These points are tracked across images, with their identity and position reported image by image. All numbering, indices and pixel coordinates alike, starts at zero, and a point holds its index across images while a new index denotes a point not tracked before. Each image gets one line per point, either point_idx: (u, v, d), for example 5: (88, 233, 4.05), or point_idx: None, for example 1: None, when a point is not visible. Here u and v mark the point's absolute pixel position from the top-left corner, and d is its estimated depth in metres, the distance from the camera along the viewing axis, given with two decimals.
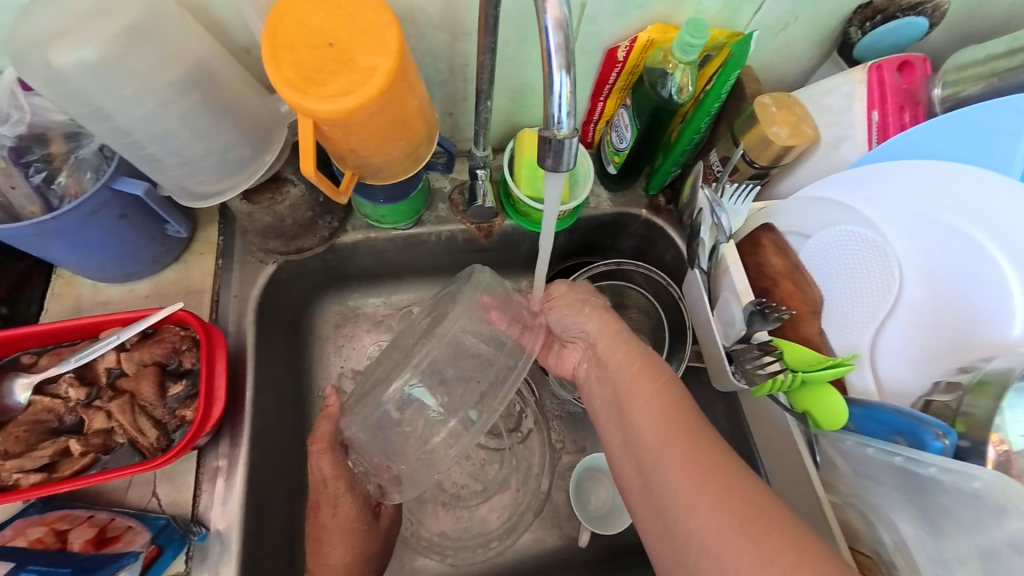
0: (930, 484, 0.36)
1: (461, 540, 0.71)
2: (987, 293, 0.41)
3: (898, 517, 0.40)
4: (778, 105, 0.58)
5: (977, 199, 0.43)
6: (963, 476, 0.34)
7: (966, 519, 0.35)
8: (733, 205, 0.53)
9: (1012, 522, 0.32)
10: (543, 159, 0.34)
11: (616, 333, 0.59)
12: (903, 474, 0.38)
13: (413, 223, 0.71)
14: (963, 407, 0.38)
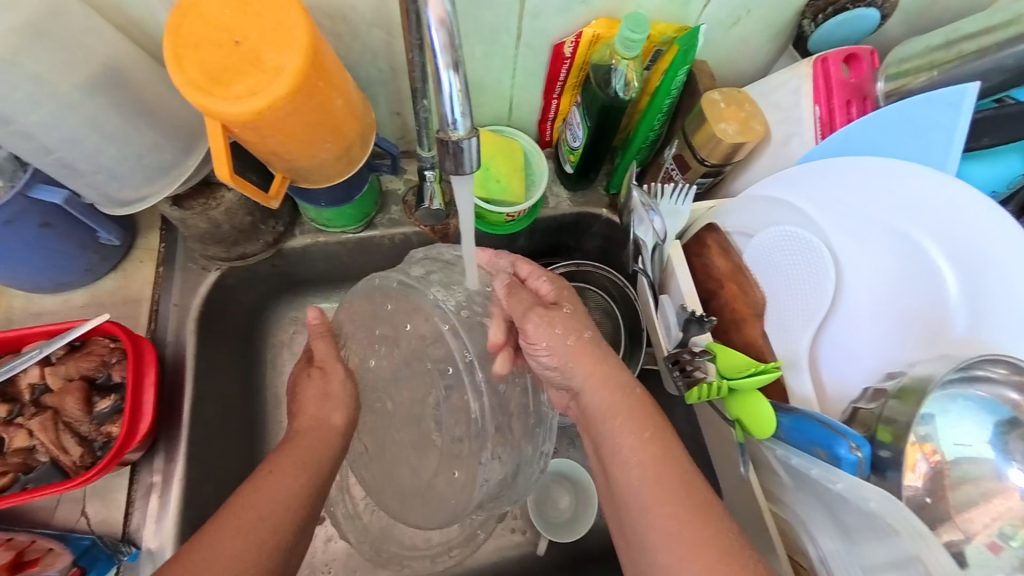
0: (850, 504, 0.34)
1: (420, 550, 0.70)
2: (923, 296, 0.41)
3: (821, 528, 0.39)
4: (727, 101, 0.56)
5: (913, 197, 0.42)
6: (869, 497, 0.32)
7: (875, 536, 0.34)
8: (672, 204, 0.51)
9: (913, 543, 0.31)
10: (442, 162, 0.33)
11: (602, 379, 0.49)
12: (830, 495, 0.36)
13: (364, 226, 0.69)
14: (886, 413, 0.35)
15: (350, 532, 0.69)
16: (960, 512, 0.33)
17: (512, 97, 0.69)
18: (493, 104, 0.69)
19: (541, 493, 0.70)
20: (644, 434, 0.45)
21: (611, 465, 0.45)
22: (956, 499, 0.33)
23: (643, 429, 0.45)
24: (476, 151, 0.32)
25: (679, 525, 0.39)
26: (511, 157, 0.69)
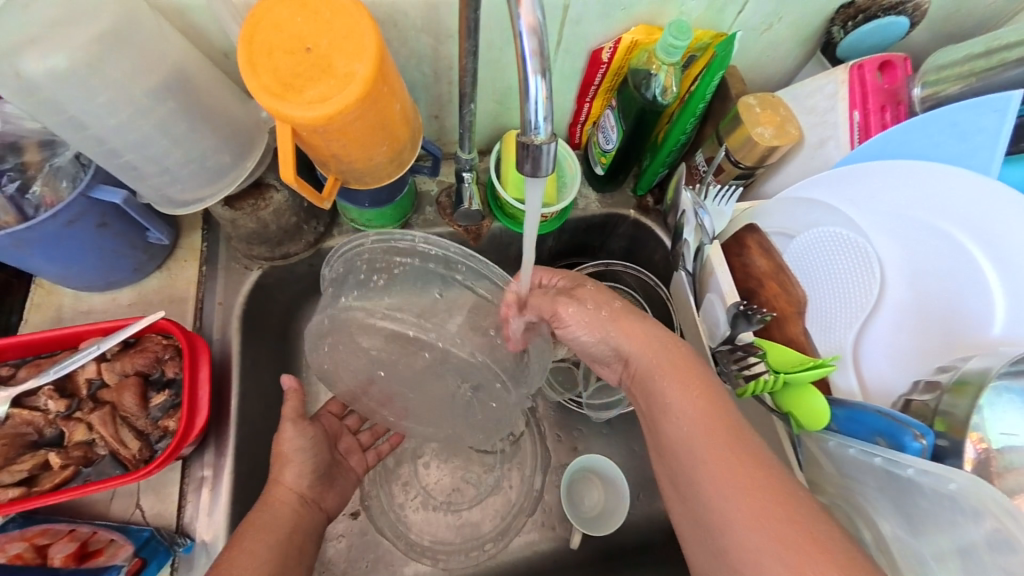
0: (917, 487, 0.36)
1: (453, 544, 0.71)
2: (966, 294, 0.42)
3: (882, 518, 0.40)
4: (763, 105, 0.58)
5: (955, 199, 0.43)
6: (940, 479, 0.34)
7: (944, 519, 0.35)
8: (716, 206, 0.52)
9: (985, 522, 0.32)
10: (521, 166, 0.34)
11: (646, 341, 0.51)
12: (894, 481, 0.38)
13: (401, 226, 0.71)
14: (942, 406, 0.38)
15: (385, 526, 0.70)
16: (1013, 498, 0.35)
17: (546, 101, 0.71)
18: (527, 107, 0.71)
19: (573, 488, 0.71)
20: (693, 390, 0.46)
21: (661, 422, 0.47)
22: (1004, 486, 0.35)
23: (692, 387, 0.46)
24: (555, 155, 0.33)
25: (730, 475, 0.41)
26: None
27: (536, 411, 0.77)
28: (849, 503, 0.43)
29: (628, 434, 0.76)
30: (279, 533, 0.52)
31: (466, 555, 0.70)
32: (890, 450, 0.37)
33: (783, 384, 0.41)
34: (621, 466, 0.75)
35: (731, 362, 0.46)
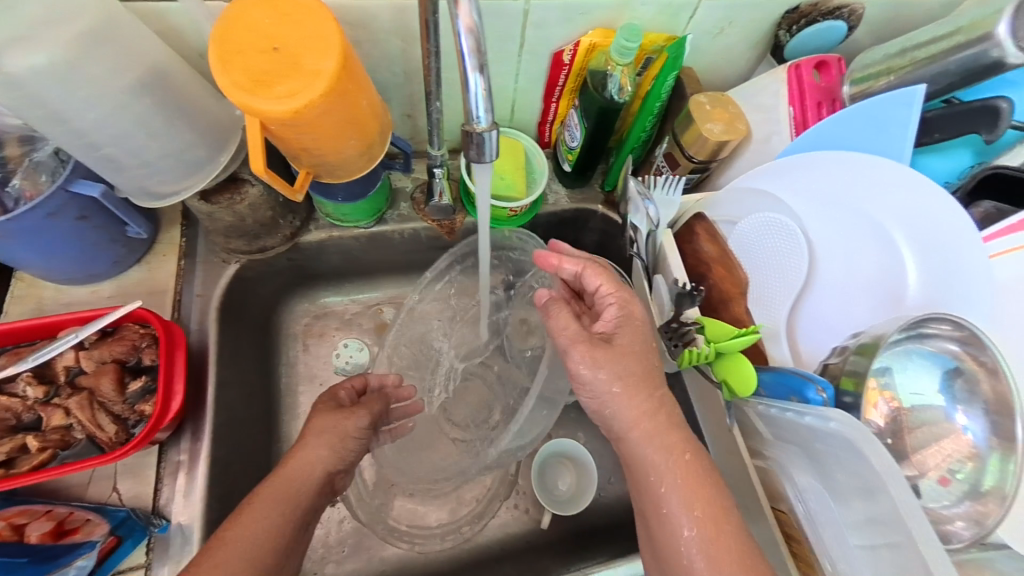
0: (830, 446, 0.38)
1: (431, 528, 0.73)
2: (887, 268, 0.46)
3: (798, 471, 0.43)
4: (713, 103, 0.62)
5: (875, 184, 0.47)
6: (822, 418, 0.36)
7: (842, 462, 0.37)
8: (665, 196, 0.55)
9: (869, 455, 0.34)
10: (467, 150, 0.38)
11: (657, 432, 0.46)
12: (810, 439, 0.39)
13: (376, 221, 0.74)
14: (848, 365, 0.39)
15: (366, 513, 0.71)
16: (915, 452, 0.38)
17: (515, 100, 0.74)
18: (497, 107, 0.75)
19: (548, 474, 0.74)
20: (697, 502, 0.43)
21: (655, 523, 0.45)
22: (913, 440, 0.38)
23: (695, 499, 0.44)
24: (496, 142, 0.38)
25: None
26: (515, 156, 0.74)
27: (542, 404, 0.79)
28: (778, 463, 0.45)
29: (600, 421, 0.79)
30: (291, 503, 0.50)
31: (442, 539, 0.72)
32: (801, 403, 0.39)
33: (714, 354, 0.44)
34: (593, 450, 0.78)
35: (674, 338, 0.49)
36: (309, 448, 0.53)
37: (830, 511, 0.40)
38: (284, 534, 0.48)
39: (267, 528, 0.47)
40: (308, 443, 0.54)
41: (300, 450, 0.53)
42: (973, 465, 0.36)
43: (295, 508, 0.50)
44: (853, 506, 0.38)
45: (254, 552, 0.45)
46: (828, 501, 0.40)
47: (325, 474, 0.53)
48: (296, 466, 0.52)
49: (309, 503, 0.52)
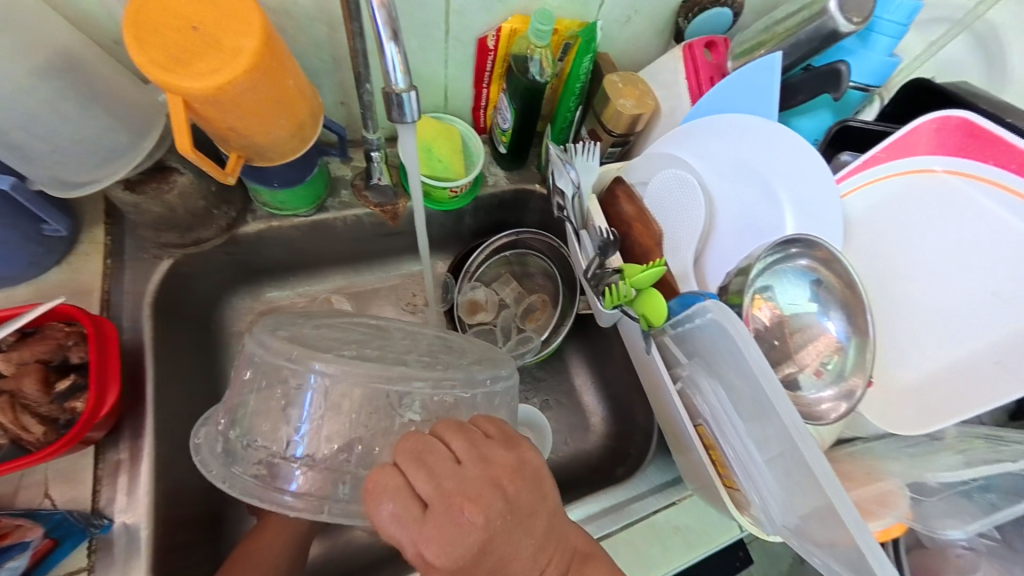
0: (721, 347, 0.42)
1: None
2: (771, 211, 0.54)
3: (703, 379, 0.48)
4: (625, 82, 0.69)
5: (755, 140, 0.54)
6: (703, 311, 0.42)
7: (728, 357, 0.42)
8: (585, 161, 0.59)
9: (738, 340, 0.40)
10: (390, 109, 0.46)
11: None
12: (708, 344, 0.44)
13: (317, 209, 0.74)
14: (733, 286, 0.45)
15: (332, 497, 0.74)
16: (797, 351, 0.45)
17: (447, 87, 0.78)
18: (430, 94, 0.78)
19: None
20: None
21: None
22: (793, 340, 0.45)
23: None
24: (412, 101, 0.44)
25: None
26: (451, 140, 0.78)
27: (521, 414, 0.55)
28: (690, 381, 0.50)
29: (554, 386, 0.84)
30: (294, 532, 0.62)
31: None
32: (695, 309, 0.44)
33: (631, 290, 0.50)
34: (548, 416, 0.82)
35: (600, 281, 0.55)
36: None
37: (729, 408, 0.45)
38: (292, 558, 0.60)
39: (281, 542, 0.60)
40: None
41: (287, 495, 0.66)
42: (840, 355, 0.44)
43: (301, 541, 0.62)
44: (742, 395, 0.43)
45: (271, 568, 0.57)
46: (728, 401, 0.45)
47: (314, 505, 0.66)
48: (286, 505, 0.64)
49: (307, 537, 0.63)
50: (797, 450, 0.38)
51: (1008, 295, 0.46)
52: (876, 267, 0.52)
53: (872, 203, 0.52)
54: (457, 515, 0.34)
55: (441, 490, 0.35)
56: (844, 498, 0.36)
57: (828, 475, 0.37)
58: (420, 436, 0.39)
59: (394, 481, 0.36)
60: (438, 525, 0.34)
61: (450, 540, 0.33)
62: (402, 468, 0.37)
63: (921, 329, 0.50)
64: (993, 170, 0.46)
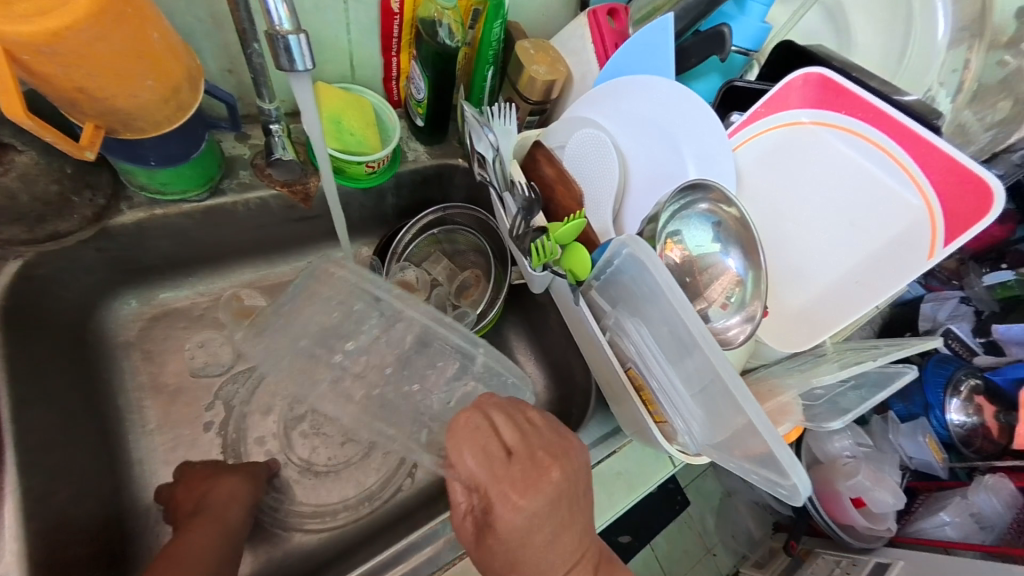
0: (639, 281, 0.46)
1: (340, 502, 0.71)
2: (677, 165, 0.57)
3: (628, 322, 0.51)
4: (536, 49, 0.69)
5: (659, 98, 0.58)
6: (620, 248, 0.46)
7: (645, 290, 0.46)
8: (502, 125, 0.60)
9: (650, 269, 0.44)
10: (277, 55, 0.44)
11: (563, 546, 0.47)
12: (630, 282, 0.48)
13: (209, 192, 0.66)
14: (648, 232, 0.49)
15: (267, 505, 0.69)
16: (706, 288, 0.50)
17: (352, 54, 0.72)
18: (334, 62, 0.72)
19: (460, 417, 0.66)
20: None
21: None
22: (700, 276, 0.50)
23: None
24: (302, 44, 0.45)
25: None
26: (363, 113, 0.73)
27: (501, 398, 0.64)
28: (616, 327, 0.53)
29: None
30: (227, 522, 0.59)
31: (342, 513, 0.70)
32: (614, 250, 0.48)
33: (555, 246, 0.52)
34: None
35: (526, 240, 0.56)
36: (229, 480, 0.63)
37: (651, 345, 0.49)
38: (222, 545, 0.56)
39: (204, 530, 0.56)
40: (226, 478, 0.63)
41: (217, 486, 0.61)
42: (740, 287, 0.49)
43: (228, 531, 0.58)
44: (659, 327, 0.47)
45: (199, 557, 0.53)
46: (651, 338, 0.49)
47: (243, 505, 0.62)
48: (213, 501, 0.60)
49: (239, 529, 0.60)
50: (709, 366, 0.42)
51: (862, 222, 0.54)
52: (763, 211, 0.59)
53: (757, 153, 0.58)
54: (539, 464, 0.48)
55: (526, 442, 0.50)
56: (752, 401, 0.40)
57: (739, 385, 0.40)
58: (503, 398, 0.54)
59: (485, 425, 0.50)
60: (525, 462, 0.48)
61: (530, 481, 0.47)
62: (494, 415, 0.51)
63: (800, 261, 0.57)
64: (846, 117, 0.54)
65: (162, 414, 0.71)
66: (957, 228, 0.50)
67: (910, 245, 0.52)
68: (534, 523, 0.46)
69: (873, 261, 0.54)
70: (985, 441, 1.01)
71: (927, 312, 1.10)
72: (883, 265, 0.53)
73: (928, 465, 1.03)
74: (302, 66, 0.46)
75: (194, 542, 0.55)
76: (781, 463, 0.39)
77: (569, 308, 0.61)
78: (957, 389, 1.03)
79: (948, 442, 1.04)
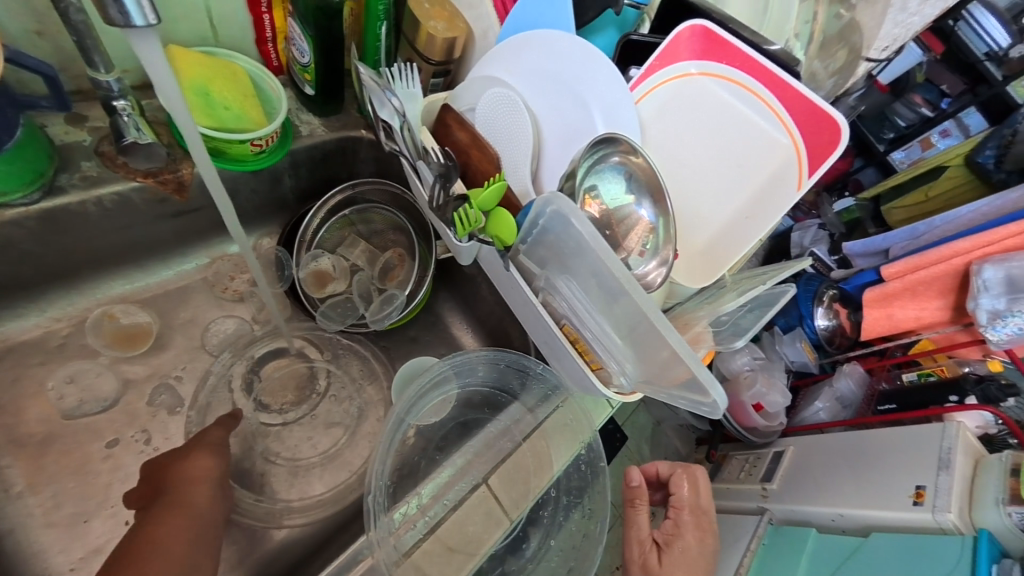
0: (565, 238, 0.48)
1: (296, 504, 0.67)
2: (587, 120, 0.58)
3: (558, 281, 0.53)
4: (431, 3, 0.65)
5: (561, 54, 0.57)
6: (543, 208, 0.47)
7: (571, 246, 0.48)
8: (406, 88, 0.55)
9: (574, 223, 0.45)
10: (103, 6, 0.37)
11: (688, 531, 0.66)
12: (556, 241, 0.49)
13: (42, 191, 0.53)
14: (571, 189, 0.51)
15: None
16: (623, 239, 0.53)
17: (210, 10, 0.61)
18: (186, 20, 0.61)
19: (436, 402, 0.68)
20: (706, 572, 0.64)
21: None
22: (617, 227, 0.53)
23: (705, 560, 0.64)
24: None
25: None
26: (235, 81, 0.62)
27: (491, 380, 0.70)
28: (549, 288, 0.54)
29: (430, 339, 0.83)
30: (198, 514, 0.49)
31: (284, 526, 0.65)
32: (535, 212, 0.48)
33: (479, 214, 0.51)
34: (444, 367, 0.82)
35: (446, 210, 0.54)
36: (193, 459, 0.54)
37: (581, 298, 0.51)
38: (200, 529, 0.48)
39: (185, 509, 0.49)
40: (195, 456, 0.55)
41: (186, 462, 0.53)
42: (654, 234, 0.53)
43: (201, 526, 0.48)
44: (586, 281, 0.49)
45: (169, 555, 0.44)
46: (580, 292, 0.51)
47: (218, 479, 0.54)
48: (183, 479, 0.52)
49: (211, 516, 0.50)
50: (634, 307, 0.45)
51: (746, 163, 0.60)
52: (668, 161, 0.62)
53: (655, 104, 0.61)
54: (699, 529, 0.66)
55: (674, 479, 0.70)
56: (674, 332, 0.44)
57: (662, 319, 0.44)
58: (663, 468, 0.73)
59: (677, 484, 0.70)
60: (689, 521, 0.66)
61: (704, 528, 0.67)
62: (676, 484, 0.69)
63: (700, 203, 0.62)
64: (726, 67, 0.59)
65: (34, 469, 0.59)
66: (817, 160, 0.58)
67: (784, 179, 0.60)
68: (690, 560, 0.63)
69: (758, 197, 0.61)
70: (842, 338, 1.23)
71: (796, 240, 1.32)
72: (766, 199, 0.60)
73: (805, 365, 1.24)
74: (143, 22, 0.38)
75: (157, 541, 0.45)
76: (701, 383, 0.43)
77: (499, 275, 0.61)
78: (822, 300, 1.24)
79: (817, 342, 1.25)
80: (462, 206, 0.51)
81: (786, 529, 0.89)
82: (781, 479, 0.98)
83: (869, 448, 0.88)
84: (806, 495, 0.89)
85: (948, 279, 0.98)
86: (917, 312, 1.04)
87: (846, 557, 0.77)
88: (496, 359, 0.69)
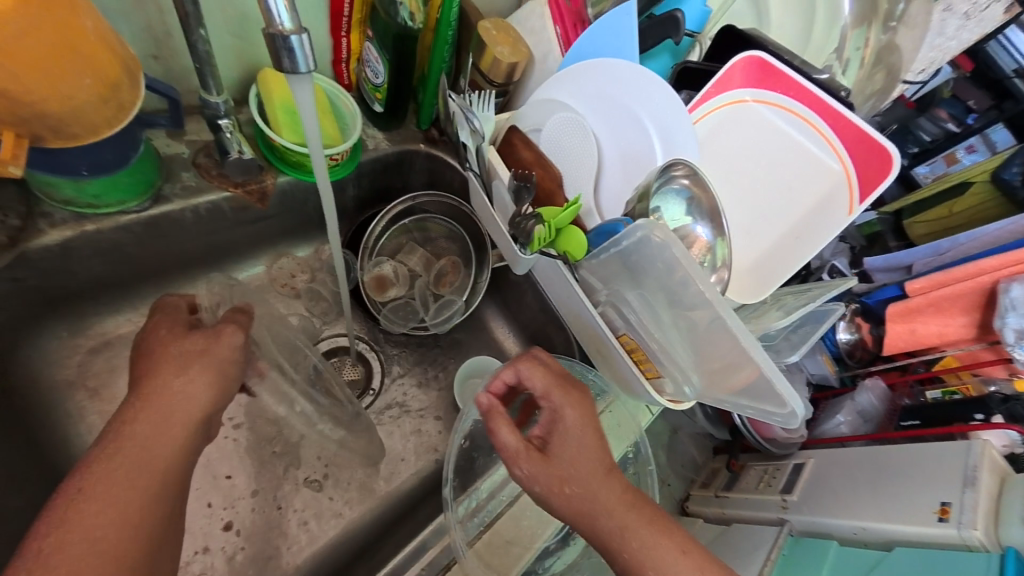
0: (646, 260, 0.51)
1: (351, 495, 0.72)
2: (646, 142, 0.61)
3: (627, 295, 0.57)
4: (497, 29, 0.69)
5: (626, 81, 0.61)
6: (630, 234, 0.50)
7: (648, 266, 0.51)
8: (482, 112, 0.62)
9: (659, 247, 0.49)
10: (280, 59, 0.41)
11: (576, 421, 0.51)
12: (633, 261, 0.53)
13: (151, 199, 0.59)
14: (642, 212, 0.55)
15: (271, 525, 0.67)
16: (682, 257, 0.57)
17: None
18: None
19: None
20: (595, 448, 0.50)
21: (579, 496, 0.48)
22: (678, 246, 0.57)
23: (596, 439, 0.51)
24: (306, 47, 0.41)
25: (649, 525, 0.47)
26: (314, 101, 0.68)
27: None
28: (616, 300, 0.58)
29: (473, 342, 0.87)
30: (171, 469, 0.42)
31: (342, 514, 0.71)
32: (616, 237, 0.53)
33: (551, 231, 0.56)
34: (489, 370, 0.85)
35: (518, 227, 0.58)
36: (194, 380, 0.46)
37: (650, 311, 0.55)
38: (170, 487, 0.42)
39: (120, 489, 0.39)
40: (196, 376, 0.46)
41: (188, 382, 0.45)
42: (711, 253, 0.57)
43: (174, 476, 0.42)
44: (657, 297, 0.53)
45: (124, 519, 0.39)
46: (649, 306, 0.55)
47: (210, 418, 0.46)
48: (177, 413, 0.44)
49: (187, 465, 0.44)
50: (707, 322, 0.49)
51: (796, 186, 0.64)
52: (720, 180, 0.66)
53: (709, 128, 0.65)
54: (571, 401, 0.53)
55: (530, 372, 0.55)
56: (758, 350, 0.46)
57: (746, 337, 0.46)
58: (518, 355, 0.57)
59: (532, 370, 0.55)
60: (561, 399, 0.52)
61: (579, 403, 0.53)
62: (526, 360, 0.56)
63: (750, 221, 0.65)
64: (779, 95, 0.63)
65: None
66: (868, 186, 0.61)
67: (834, 203, 0.63)
68: (572, 449, 0.50)
69: (807, 219, 0.64)
70: (862, 352, 1.20)
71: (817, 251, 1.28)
72: (816, 221, 0.64)
73: (825, 378, 1.22)
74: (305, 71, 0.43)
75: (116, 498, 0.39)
76: (782, 396, 0.46)
77: (556, 286, 0.64)
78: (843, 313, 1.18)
79: (838, 356, 1.22)
80: (537, 224, 0.56)
81: (806, 539, 0.91)
82: (800, 490, 1.00)
83: (895, 462, 0.90)
84: (827, 507, 0.91)
85: (972, 295, 1.00)
86: (940, 327, 1.05)
87: (866, 569, 0.79)
88: (547, 364, 0.73)
